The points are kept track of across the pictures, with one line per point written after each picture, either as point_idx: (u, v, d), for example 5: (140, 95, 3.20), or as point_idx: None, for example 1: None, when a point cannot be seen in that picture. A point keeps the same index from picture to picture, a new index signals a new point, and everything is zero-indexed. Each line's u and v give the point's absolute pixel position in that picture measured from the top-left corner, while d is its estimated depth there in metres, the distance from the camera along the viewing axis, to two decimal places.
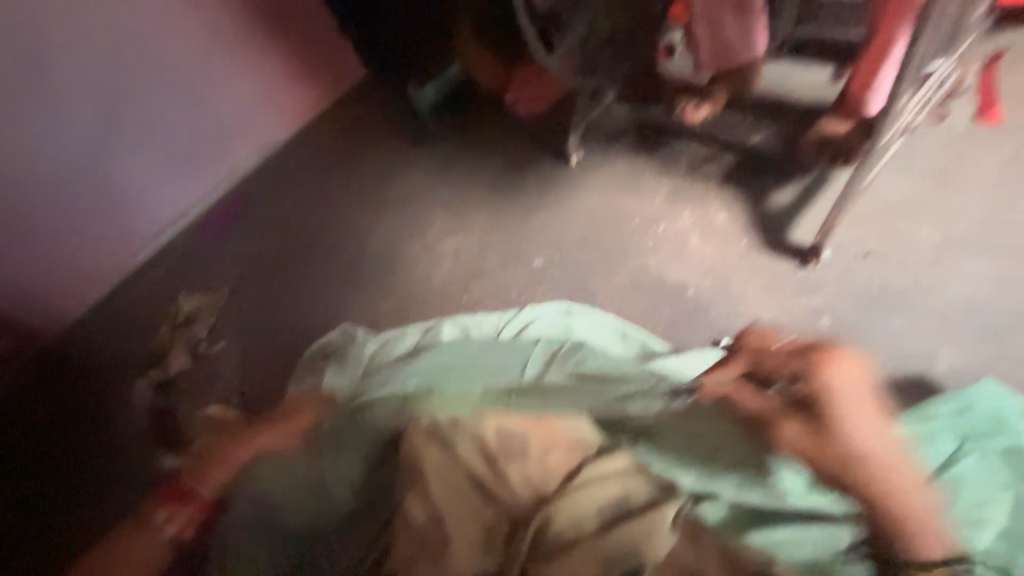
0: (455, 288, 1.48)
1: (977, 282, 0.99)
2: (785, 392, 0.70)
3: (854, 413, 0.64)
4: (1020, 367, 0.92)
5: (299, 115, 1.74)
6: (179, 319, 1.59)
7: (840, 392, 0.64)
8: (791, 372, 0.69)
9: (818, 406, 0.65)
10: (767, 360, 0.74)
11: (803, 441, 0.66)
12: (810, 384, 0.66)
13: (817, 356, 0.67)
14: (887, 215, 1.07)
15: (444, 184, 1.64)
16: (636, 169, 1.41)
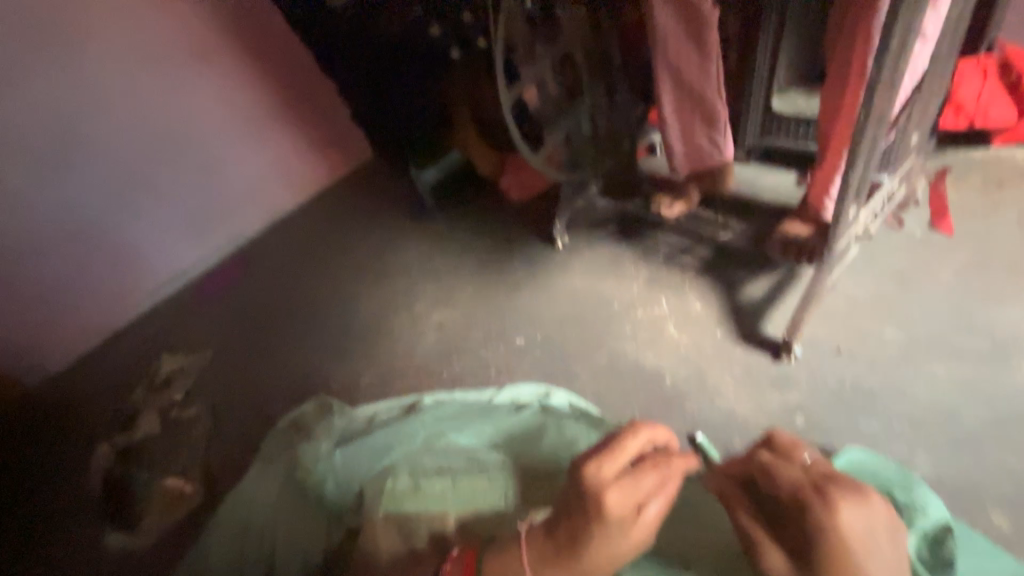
0: (436, 363, 1.47)
1: (947, 386, 0.98)
2: (794, 528, 0.60)
3: (857, 572, 0.55)
4: (1009, 480, 0.88)
5: (308, 187, 1.90)
6: (157, 380, 1.58)
7: (836, 540, 0.55)
8: (790, 501, 0.61)
9: (809, 548, 0.57)
10: (776, 480, 0.64)
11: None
12: (809, 511, 0.58)
13: (819, 493, 0.59)
14: (853, 314, 1.10)
15: (437, 261, 1.71)
16: (618, 257, 1.49)
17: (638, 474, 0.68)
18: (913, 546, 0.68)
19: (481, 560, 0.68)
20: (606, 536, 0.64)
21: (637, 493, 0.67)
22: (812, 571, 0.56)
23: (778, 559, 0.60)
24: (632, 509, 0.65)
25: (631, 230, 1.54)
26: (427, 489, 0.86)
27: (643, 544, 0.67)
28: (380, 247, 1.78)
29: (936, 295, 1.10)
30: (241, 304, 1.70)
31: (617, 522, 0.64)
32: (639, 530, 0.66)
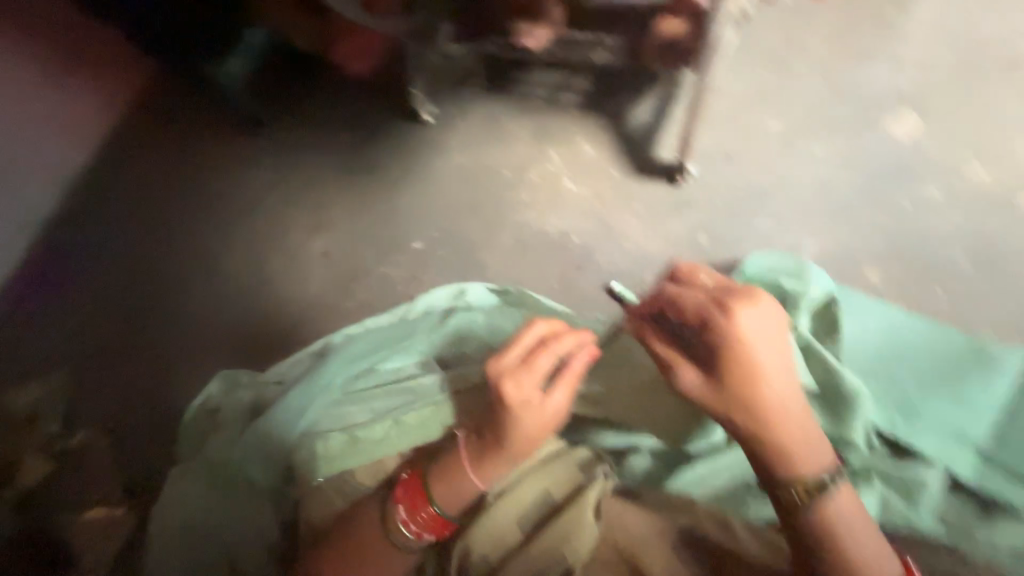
0: (334, 297, 1.29)
1: (823, 164, 1.00)
2: (700, 348, 0.60)
3: (757, 366, 0.57)
4: (884, 232, 0.95)
5: (87, 130, 1.42)
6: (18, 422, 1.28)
7: (739, 342, 0.57)
8: (696, 320, 0.60)
9: (717, 357, 0.58)
10: (680, 306, 0.62)
11: (700, 393, 0.59)
12: (716, 326, 0.58)
13: (721, 305, 0.59)
14: (737, 113, 1.05)
15: (294, 181, 1.42)
16: (494, 115, 1.29)
17: (529, 364, 0.65)
18: (805, 321, 0.74)
19: (427, 477, 0.65)
20: (510, 430, 0.64)
21: (535, 380, 0.64)
22: (723, 380, 0.58)
23: (692, 377, 0.60)
24: (528, 399, 0.63)
25: (500, 79, 1.31)
26: (365, 437, 0.73)
27: (557, 425, 0.65)
28: (224, 182, 1.45)
29: (809, 69, 1.06)
30: (83, 300, 1.38)
31: (511, 415, 0.63)
32: (540, 417, 0.64)
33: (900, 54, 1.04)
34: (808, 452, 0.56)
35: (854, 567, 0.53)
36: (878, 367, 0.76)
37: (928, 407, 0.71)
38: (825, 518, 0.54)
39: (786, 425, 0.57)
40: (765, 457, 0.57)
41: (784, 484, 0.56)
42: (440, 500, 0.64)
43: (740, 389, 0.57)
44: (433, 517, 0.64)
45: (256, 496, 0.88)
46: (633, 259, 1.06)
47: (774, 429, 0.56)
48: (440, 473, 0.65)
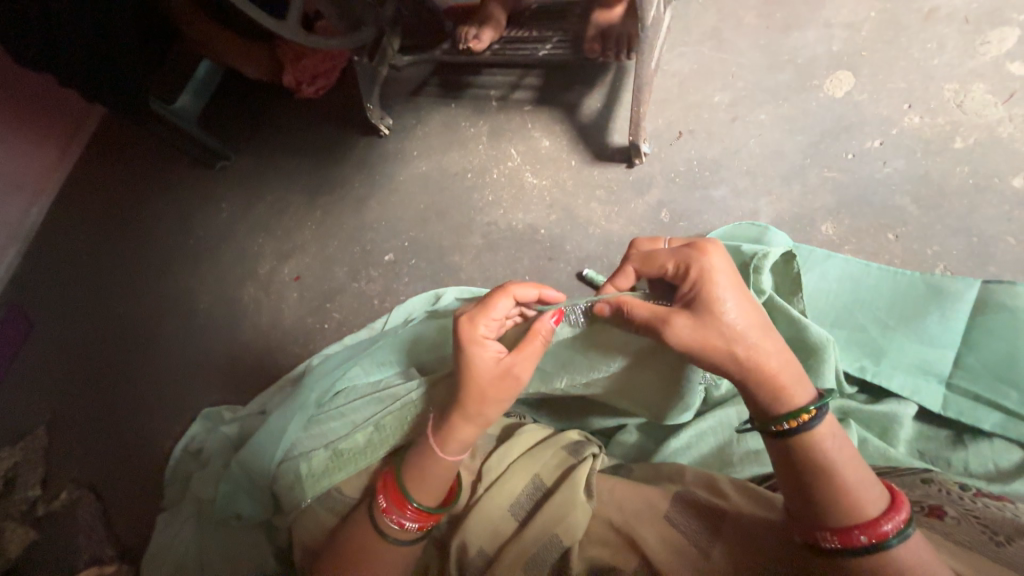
0: (310, 320, 1.27)
1: (769, 130, 1.04)
2: (682, 293, 0.59)
3: (736, 299, 0.57)
4: (836, 188, 0.98)
5: (43, 181, 1.48)
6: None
7: (720, 277, 0.57)
8: (675, 265, 0.60)
9: (702, 293, 0.57)
10: (657, 257, 0.62)
11: (695, 339, 0.57)
12: (697, 266, 0.58)
13: (697, 246, 0.60)
14: (682, 91, 1.09)
15: (258, 208, 1.41)
16: (451, 120, 1.30)
17: (489, 303, 0.63)
18: (767, 281, 0.74)
19: (404, 475, 0.65)
20: (462, 377, 0.61)
21: (492, 322, 0.63)
22: (710, 316, 0.56)
23: (679, 319, 0.57)
24: (482, 342, 0.62)
25: (453, 85, 1.32)
26: (348, 449, 0.71)
27: (507, 387, 0.61)
28: (184, 219, 1.44)
29: (745, 41, 1.10)
30: (52, 355, 1.35)
31: (465, 354, 0.62)
32: (488, 367, 0.61)
33: (828, 18, 1.09)
34: (796, 384, 0.55)
35: (846, 497, 0.51)
36: (841, 319, 0.78)
37: (892, 347, 0.74)
38: (815, 450, 0.53)
39: (772, 357, 0.56)
40: (761, 394, 0.56)
41: (782, 420, 0.54)
42: (423, 495, 0.63)
43: (729, 321, 0.56)
44: (419, 512, 0.63)
45: (250, 529, 0.85)
46: (603, 243, 1.07)
47: (763, 361, 0.55)
48: (418, 467, 0.64)
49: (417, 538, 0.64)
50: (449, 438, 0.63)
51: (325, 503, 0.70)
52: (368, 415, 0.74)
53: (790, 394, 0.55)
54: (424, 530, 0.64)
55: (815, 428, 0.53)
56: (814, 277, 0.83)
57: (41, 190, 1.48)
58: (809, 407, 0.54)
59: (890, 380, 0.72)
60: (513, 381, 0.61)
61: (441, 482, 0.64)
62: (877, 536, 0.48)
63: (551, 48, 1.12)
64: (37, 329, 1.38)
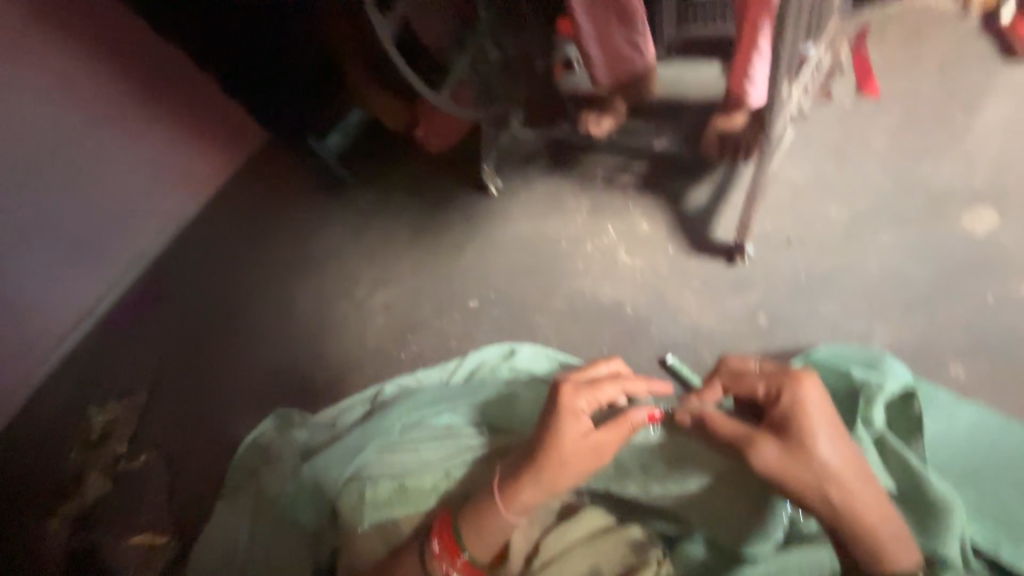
0: (390, 347, 1.35)
1: (891, 254, 0.99)
2: (772, 420, 0.57)
3: (832, 436, 0.54)
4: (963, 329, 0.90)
5: (203, 182, 1.72)
6: (93, 437, 1.41)
7: (813, 410, 0.55)
8: (763, 387, 0.58)
9: (793, 423, 0.55)
10: (746, 376, 0.61)
11: (786, 471, 0.53)
12: (790, 394, 0.56)
13: (790, 371, 0.58)
14: (796, 199, 1.08)
15: (368, 237, 1.57)
16: (555, 190, 1.39)
17: (595, 385, 0.65)
18: (881, 415, 0.68)
19: (460, 523, 0.64)
20: (546, 444, 0.62)
21: (594, 400, 0.64)
22: (805, 450, 0.53)
23: (766, 446, 0.55)
24: (578, 414, 0.63)
25: (562, 161, 1.44)
26: (414, 487, 0.74)
27: (590, 460, 0.62)
28: (304, 235, 1.64)
29: (871, 162, 1.08)
30: (168, 331, 1.55)
31: (554, 424, 0.62)
32: (574, 439, 0.61)
33: (968, 151, 1.05)
34: (900, 546, 0.51)
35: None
36: (969, 480, 0.69)
37: None
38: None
39: (871, 508, 0.52)
40: (860, 553, 0.52)
41: None
42: (476, 546, 0.63)
43: (822, 458, 0.53)
44: (467, 564, 0.63)
45: (302, 537, 0.88)
46: (688, 335, 1.06)
47: (860, 510, 0.51)
48: (476, 519, 0.63)
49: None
50: (514, 501, 0.62)
51: (378, 532, 0.72)
52: (438, 458, 0.77)
53: (892, 557, 0.51)
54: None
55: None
56: (939, 423, 0.74)
57: (200, 189, 1.72)
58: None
59: None
60: (596, 454, 0.62)
61: (496, 539, 0.63)
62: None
63: (666, 143, 1.19)
64: (163, 305, 1.60)
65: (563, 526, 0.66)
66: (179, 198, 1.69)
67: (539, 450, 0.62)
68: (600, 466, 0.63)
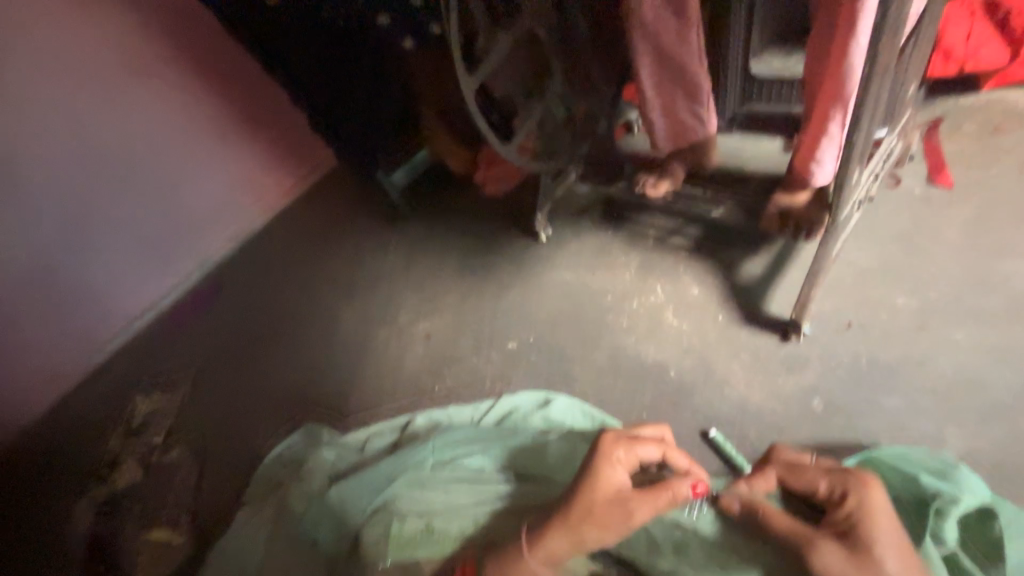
0: (426, 378, 1.37)
1: (966, 354, 0.93)
2: (834, 520, 0.56)
3: (899, 548, 0.52)
4: None
5: (276, 198, 1.88)
6: (134, 426, 1.48)
7: (882, 516, 0.54)
8: (826, 486, 0.59)
9: (858, 524, 0.53)
10: (806, 472, 0.62)
11: (848, 575, 0.50)
12: (855, 496, 0.56)
13: (855, 473, 0.59)
14: (859, 283, 1.05)
15: (418, 268, 1.64)
16: (605, 245, 1.42)
17: (637, 439, 0.67)
18: (953, 533, 0.62)
19: (483, 572, 0.61)
20: (577, 489, 0.62)
21: (634, 456, 0.65)
22: (869, 555, 0.51)
23: (826, 543, 0.53)
24: (613, 463, 0.64)
25: (615, 217, 1.47)
26: (440, 530, 0.72)
27: (616, 518, 0.60)
28: (359, 259, 1.73)
29: (943, 254, 1.05)
30: (221, 333, 1.65)
31: (597, 466, 0.63)
32: (608, 488, 0.62)
33: None
34: None
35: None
36: None
37: None
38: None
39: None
40: None
41: None
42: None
43: (886, 567, 0.50)
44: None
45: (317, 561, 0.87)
46: (734, 409, 1.01)
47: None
48: (498, 570, 0.60)
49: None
50: (538, 548, 0.60)
51: (398, 570, 0.70)
52: (468, 503, 0.76)
53: None
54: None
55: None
56: None
57: (271, 205, 1.88)
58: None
59: None
60: (622, 513, 0.60)
61: None
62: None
63: (724, 212, 1.19)
64: (220, 308, 1.71)
65: None
66: (252, 211, 1.85)
67: (572, 498, 0.62)
68: (625, 531, 0.60)
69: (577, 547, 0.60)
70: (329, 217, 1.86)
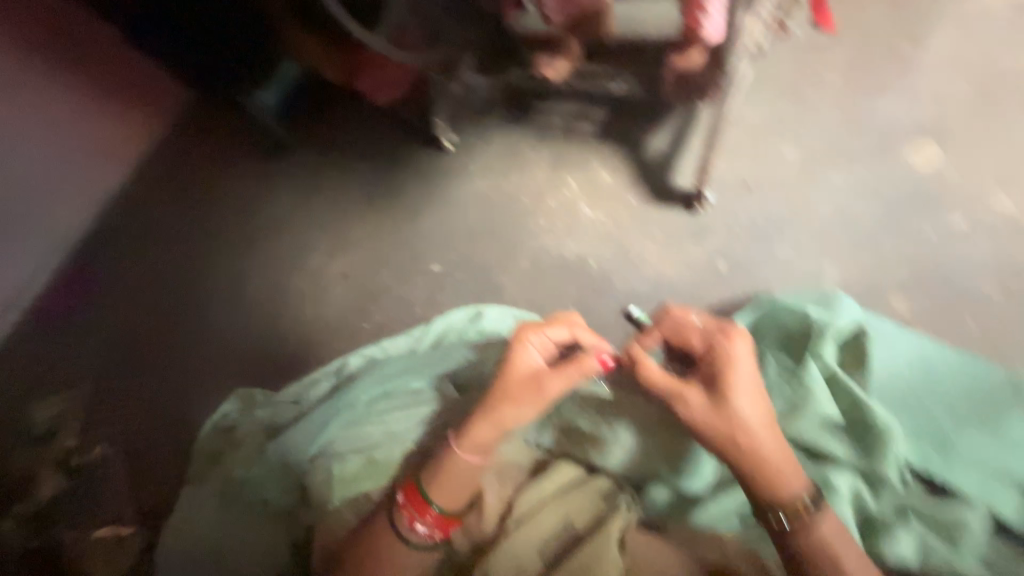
0: (352, 317, 1.30)
1: (843, 192, 1.01)
2: (702, 374, 0.58)
3: (751, 392, 0.56)
4: (906, 267, 0.96)
5: (131, 150, 1.50)
6: (38, 434, 1.32)
7: (741, 367, 0.56)
8: (701, 344, 0.59)
9: (721, 379, 0.56)
10: (687, 330, 0.61)
11: (705, 422, 0.56)
12: (720, 353, 0.57)
13: (725, 328, 0.59)
14: (754, 141, 1.08)
15: (317, 203, 1.47)
16: (513, 141, 1.33)
17: (547, 323, 0.66)
18: (828, 351, 0.73)
19: (426, 479, 0.62)
20: (496, 376, 0.64)
21: (548, 342, 0.65)
22: (726, 404, 0.55)
23: (692, 396, 0.57)
24: (527, 347, 0.64)
25: (519, 110, 1.36)
26: (383, 459, 0.73)
27: (533, 394, 0.62)
28: (244, 204, 1.50)
29: (826, 99, 1.08)
30: (100, 320, 1.42)
31: (510, 354, 0.64)
32: (524, 372, 0.63)
33: (915, 87, 1.07)
34: (793, 477, 0.55)
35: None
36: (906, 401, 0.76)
37: (961, 441, 0.71)
38: (821, 546, 0.52)
39: (773, 452, 0.55)
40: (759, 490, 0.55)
41: (767, 513, 0.55)
42: (446, 500, 0.61)
43: (739, 410, 0.55)
44: (440, 518, 0.61)
45: (274, 514, 0.88)
46: (650, 286, 1.06)
47: (761, 456, 0.55)
48: (441, 472, 0.61)
49: (434, 544, 0.62)
50: (466, 440, 0.61)
51: (348, 504, 0.71)
52: (407, 428, 0.75)
53: (784, 490, 0.54)
54: (443, 537, 0.63)
55: (819, 524, 0.53)
56: None
57: (127, 159, 1.49)
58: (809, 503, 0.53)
59: (957, 477, 0.69)
60: (539, 390, 0.62)
61: (465, 491, 0.62)
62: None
63: None
64: (91, 291, 1.45)
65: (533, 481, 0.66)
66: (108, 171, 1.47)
67: (495, 388, 0.63)
68: (543, 406, 0.62)
69: (498, 437, 0.62)
70: (189, 159, 1.53)
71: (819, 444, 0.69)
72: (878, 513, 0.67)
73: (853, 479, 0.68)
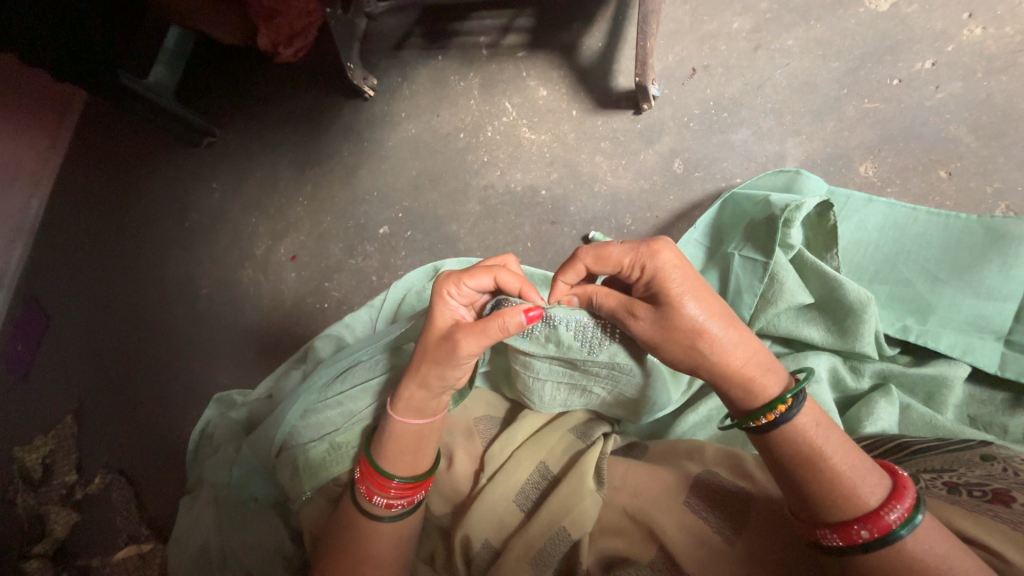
0: (310, 300, 1.22)
1: (798, 58, 0.92)
2: (644, 292, 0.54)
3: (695, 297, 0.51)
4: (877, 126, 0.88)
5: (40, 173, 1.42)
6: (37, 476, 1.23)
7: (673, 274, 0.52)
8: (629, 264, 0.54)
9: (659, 294, 0.52)
10: (609, 254, 0.55)
11: (659, 335, 0.52)
12: (649, 269, 0.52)
13: (646, 241, 0.54)
14: (695, 19, 0.97)
15: (246, 183, 1.34)
16: (438, 72, 1.18)
17: (462, 276, 0.58)
18: (797, 235, 0.66)
19: (376, 452, 0.61)
20: (420, 338, 0.60)
21: (466, 297, 0.59)
22: (672, 315, 0.51)
23: (642, 314, 0.53)
24: (447, 301, 0.59)
25: (438, 33, 1.20)
26: (345, 442, 0.70)
27: (447, 354, 0.56)
28: (178, 201, 1.38)
29: None
30: (62, 352, 1.34)
31: (429, 312, 0.59)
32: (443, 327, 0.58)
33: None
34: (765, 374, 0.51)
35: (838, 488, 0.46)
36: (882, 271, 0.72)
37: (941, 301, 0.68)
38: (800, 441, 0.48)
39: (736, 350, 0.51)
40: (734, 392, 0.52)
41: (749, 416, 0.51)
42: (401, 468, 0.59)
43: (689, 317, 0.51)
44: (403, 487, 0.59)
45: (268, 509, 0.85)
46: (609, 204, 0.99)
47: (724, 356, 0.51)
48: (387, 440, 0.60)
49: (405, 514, 0.60)
50: (401, 404, 0.59)
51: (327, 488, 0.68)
52: (365, 408, 0.71)
53: (760, 388, 0.51)
54: (412, 506, 0.60)
55: (796, 417, 0.49)
56: (853, 226, 0.75)
57: (38, 182, 1.42)
58: (787, 396, 0.49)
59: (937, 341, 0.67)
60: (452, 347, 0.56)
61: (421, 454, 0.60)
62: (880, 530, 0.44)
63: None
64: (53, 323, 1.36)
65: (505, 433, 0.64)
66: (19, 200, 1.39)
67: (419, 352, 0.59)
68: (462, 365, 0.57)
69: (435, 393, 0.59)
70: (121, 163, 1.43)
71: (791, 334, 0.69)
72: (858, 390, 0.67)
73: (831, 362, 0.67)
